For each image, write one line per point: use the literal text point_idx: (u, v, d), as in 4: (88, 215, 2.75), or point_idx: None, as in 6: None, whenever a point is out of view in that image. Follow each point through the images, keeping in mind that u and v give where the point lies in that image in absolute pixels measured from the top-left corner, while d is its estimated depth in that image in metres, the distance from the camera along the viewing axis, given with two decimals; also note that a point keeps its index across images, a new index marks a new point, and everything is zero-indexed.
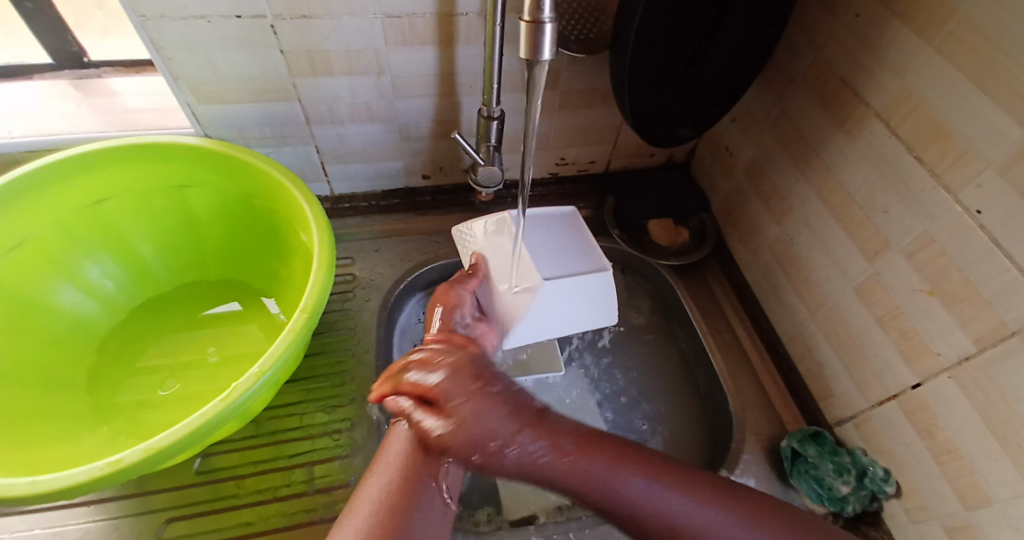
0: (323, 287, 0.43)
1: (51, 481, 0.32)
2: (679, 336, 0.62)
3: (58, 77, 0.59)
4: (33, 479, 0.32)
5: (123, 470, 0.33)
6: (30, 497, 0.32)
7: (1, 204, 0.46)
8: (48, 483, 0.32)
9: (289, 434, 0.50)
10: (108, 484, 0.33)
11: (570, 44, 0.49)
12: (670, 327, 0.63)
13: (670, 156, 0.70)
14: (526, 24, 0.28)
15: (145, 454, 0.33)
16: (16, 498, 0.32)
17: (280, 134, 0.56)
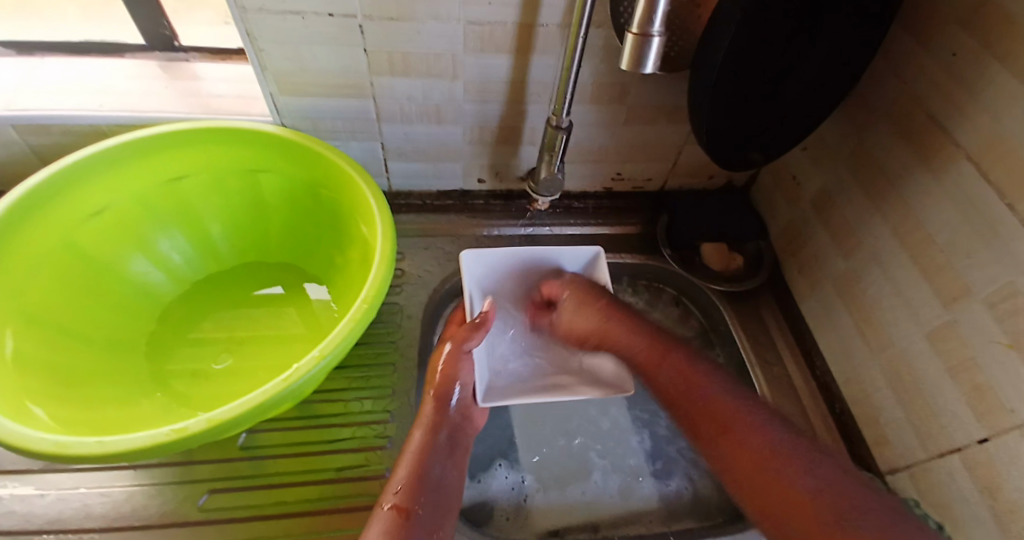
0: (383, 280, 0.44)
1: (118, 442, 0.33)
2: (721, 352, 0.63)
3: (149, 56, 0.62)
4: (102, 439, 0.33)
5: (186, 438, 0.34)
6: (99, 456, 0.33)
7: (88, 173, 0.49)
8: (113, 445, 0.33)
9: (331, 419, 0.51)
10: (170, 451, 0.34)
11: None
12: (712, 342, 0.64)
13: (730, 179, 0.69)
14: (634, 35, 0.31)
15: (209, 425, 0.34)
16: (85, 456, 0.33)
17: (351, 128, 0.57)
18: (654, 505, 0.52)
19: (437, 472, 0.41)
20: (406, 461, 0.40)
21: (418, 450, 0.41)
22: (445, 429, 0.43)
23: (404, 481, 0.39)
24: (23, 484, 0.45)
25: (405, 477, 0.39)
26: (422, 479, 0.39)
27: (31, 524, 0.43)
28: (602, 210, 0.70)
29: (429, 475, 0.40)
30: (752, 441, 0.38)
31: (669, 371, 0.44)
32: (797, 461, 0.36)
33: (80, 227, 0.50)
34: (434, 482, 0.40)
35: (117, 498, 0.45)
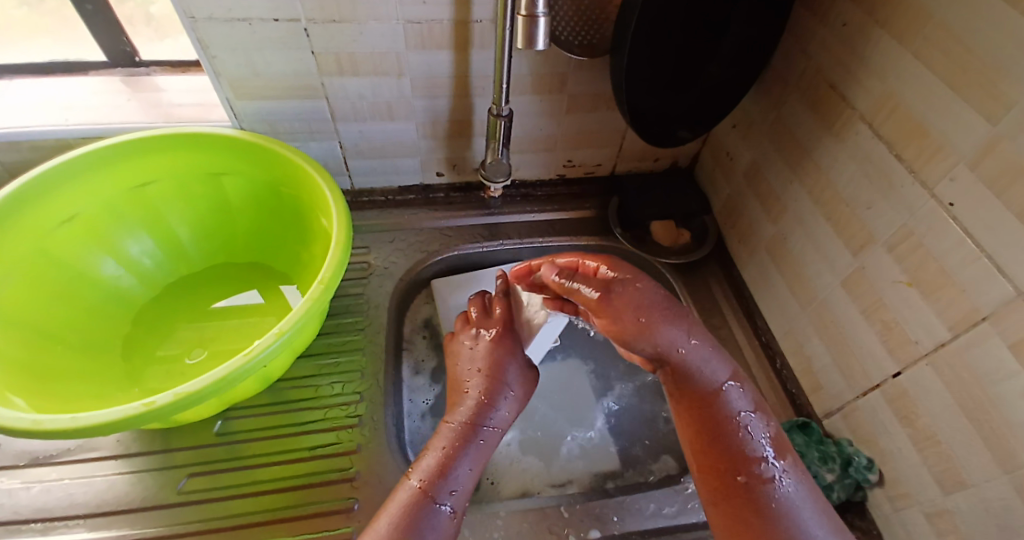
0: (340, 262, 0.47)
1: (92, 417, 0.35)
2: None
3: (110, 73, 0.64)
4: (75, 415, 0.36)
5: (156, 410, 0.36)
6: (73, 430, 0.35)
7: (58, 181, 0.51)
8: (86, 420, 0.35)
9: (303, 403, 0.53)
10: (142, 424, 0.37)
11: (573, 48, 0.52)
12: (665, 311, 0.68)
13: (674, 161, 0.72)
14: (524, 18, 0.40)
15: (177, 397, 0.37)
16: (60, 431, 0.35)
17: (308, 129, 0.61)
18: (615, 464, 0.55)
19: (468, 460, 0.41)
20: (441, 435, 0.42)
21: (454, 432, 0.42)
22: (495, 410, 0.44)
23: (433, 455, 0.41)
24: (9, 479, 0.47)
25: (433, 457, 0.41)
26: (452, 454, 0.41)
27: (19, 514, 0.45)
28: (557, 196, 0.73)
29: (459, 461, 0.41)
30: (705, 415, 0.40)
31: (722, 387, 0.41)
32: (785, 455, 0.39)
33: (51, 234, 0.53)
34: (462, 464, 0.41)
35: (101, 485, 0.47)
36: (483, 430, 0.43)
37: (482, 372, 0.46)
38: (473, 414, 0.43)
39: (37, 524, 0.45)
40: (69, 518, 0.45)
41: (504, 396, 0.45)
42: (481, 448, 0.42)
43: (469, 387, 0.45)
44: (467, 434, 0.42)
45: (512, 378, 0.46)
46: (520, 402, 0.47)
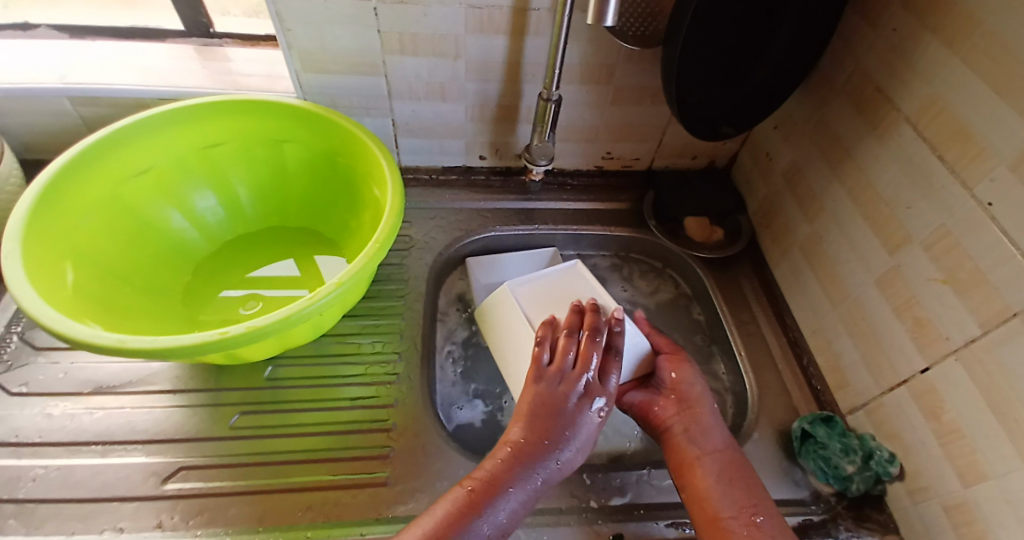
0: (393, 225, 0.50)
1: (176, 340, 0.39)
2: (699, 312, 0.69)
3: (186, 41, 0.69)
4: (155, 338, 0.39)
5: (228, 339, 0.40)
6: (154, 351, 0.39)
7: (138, 135, 0.56)
8: (167, 342, 0.39)
9: (343, 358, 0.57)
10: (212, 352, 0.40)
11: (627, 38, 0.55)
12: (691, 305, 0.70)
13: (712, 160, 0.74)
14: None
15: (248, 329, 0.40)
16: (142, 351, 0.38)
17: (365, 105, 0.65)
18: (633, 444, 0.58)
19: (517, 495, 0.40)
20: (499, 457, 0.42)
21: (512, 456, 0.42)
22: (563, 450, 0.43)
23: (489, 472, 0.41)
24: (74, 404, 0.51)
25: (485, 477, 0.41)
26: (504, 479, 0.40)
27: (81, 437, 0.49)
28: (594, 187, 0.75)
29: (511, 490, 0.40)
30: (700, 448, 0.46)
31: (708, 423, 0.48)
32: (755, 485, 0.44)
33: (128, 183, 0.57)
34: (511, 494, 0.40)
35: (157, 416, 0.51)
36: (543, 466, 0.42)
37: (563, 421, 0.44)
38: (538, 451, 0.42)
39: (98, 446, 0.49)
40: (128, 442, 0.49)
41: (574, 442, 0.44)
42: (534, 487, 0.41)
43: (545, 427, 0.43)
44: (523, 467, 0.41)
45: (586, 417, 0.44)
46: (586, 447, 0.45)
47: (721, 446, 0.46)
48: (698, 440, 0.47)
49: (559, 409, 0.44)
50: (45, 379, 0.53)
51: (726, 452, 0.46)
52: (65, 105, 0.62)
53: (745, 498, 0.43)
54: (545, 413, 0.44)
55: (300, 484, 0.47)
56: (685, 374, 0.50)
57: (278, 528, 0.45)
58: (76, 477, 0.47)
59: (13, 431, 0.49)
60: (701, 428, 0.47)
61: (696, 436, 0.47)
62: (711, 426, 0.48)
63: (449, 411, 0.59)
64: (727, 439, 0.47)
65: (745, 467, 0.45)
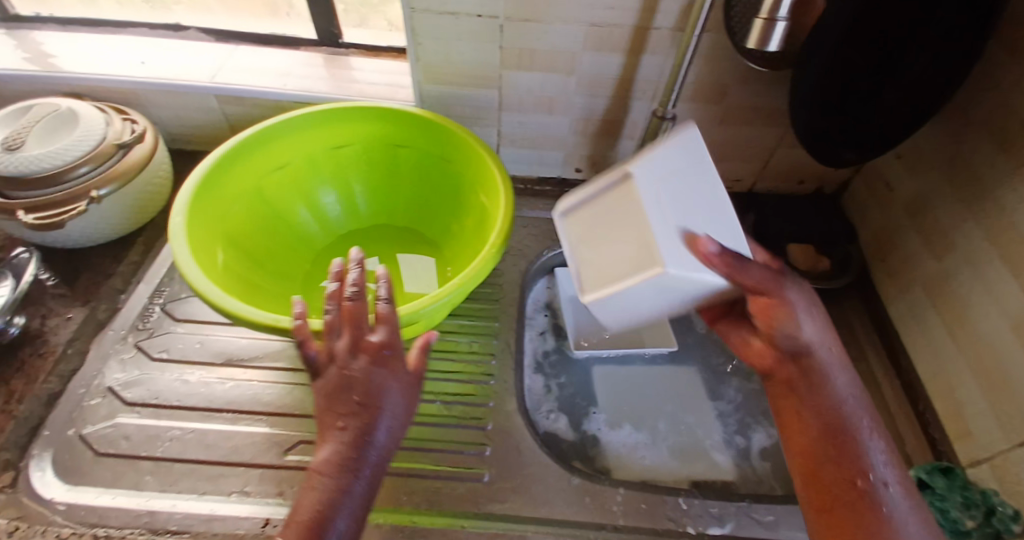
0: (505, 232, 0.52)
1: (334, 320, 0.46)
2: None
3: (317, 49, 0.75)
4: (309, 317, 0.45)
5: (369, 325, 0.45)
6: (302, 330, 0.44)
7: (279, 134, 0.61)
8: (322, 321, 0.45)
9: (444, 354, 0.63)
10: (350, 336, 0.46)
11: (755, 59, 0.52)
12: None
13: (820, 186, 0.73)
14: (763, 19, 0.41)
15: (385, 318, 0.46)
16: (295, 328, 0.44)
17: (475, 115, 0.68)
18: (730, 476, 0.57)
19: (341, 488, 0.37)
20: (328, 445, 0.39)
21: (340, 445, 0.39)
22: (369, 454, 0.39)
23: (333, 456, 0.38)
24: (208, 373, 0.57)
25: (320, 464, 0.38)
26: (354, 467, 0.38)
27: (215, 404, 0.54)
28: None
29: (344, 483, 0.37)
30: (817, 416, 0.40)
31: (833, 383, 0.41)
32: (863, 447, 0.38)
33: (267, 176, 0.63)
34: (342, 510, 0.36)
35: (281, 390, 0.56)
36: (370, 467, 0.39)
37: (357, 402, 0.41)
38: (345, 458, 0.38)
39: (229, 414, 0.54)
40: (255, 414, 0.54)
41: (384, 427, 0.40)
42: (361, 483, 0.38)
43: (338, 420, 0.40)
44: (344, 478, 0.37)
45: (389, 402, 0.41)
46: (398, 427, 0.41)
47: (819, 404, 0.40)
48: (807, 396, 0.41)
49: (345, 383, 0.41)
50: (184, 347, 0.58)
51: (848, 413, 0.40)
52: (213, 103, 0.69)
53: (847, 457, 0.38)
54: (334, 394, 0.41)
55: (407, 468, 0.53)
56: (818, 326, 0.41)
57: (385, 508, 0.50)
58: (210, 440, 0.52)
59: (156, 393, 0.54)
60: (824, 395, 0.40)
61: (814, 392, 0.41)
62: (834, 382, 0.41)
63: (536, 415, 0.62)
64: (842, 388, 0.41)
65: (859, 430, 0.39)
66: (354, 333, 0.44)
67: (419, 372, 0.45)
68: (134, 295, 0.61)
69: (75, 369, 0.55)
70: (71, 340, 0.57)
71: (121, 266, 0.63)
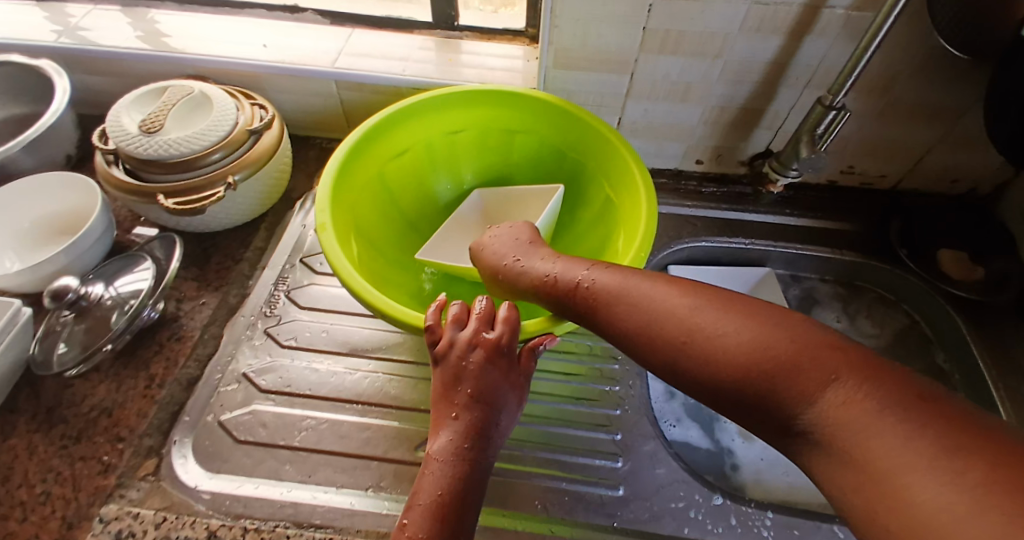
0: (649, 233, 0.49)
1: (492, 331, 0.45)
2: (940, 354, 0.62)
3: (430, 32, 0.74)
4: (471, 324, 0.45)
5: None
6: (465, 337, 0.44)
7: (404, 119, 0.58)
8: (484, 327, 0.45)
9: (563, 355, 0.59)
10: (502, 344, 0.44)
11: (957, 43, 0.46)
12: (931, 348, 0.63)
13: (974, 186, 0.65)
14: None
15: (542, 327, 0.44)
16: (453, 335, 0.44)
17: (599, 102, 0.64)
18: None
19: (460, 471, 0.39)
20: (444, 433, 0.41)
21: (455, 431, 0.41)
22: (479, 441, 0.41)
23: (448, 443, 0.40)
24: (334, 362, 0.56)
25: (439, 452, 0.40)
26: (467, 456, 0.40)
27: (344, 394, 0.54)
28: (822, 203, 0.69)
29: (462, 467, 0.39)
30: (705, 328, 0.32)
31: (636, 288, 0.37)
32: (845, 369, 0.27)
33: (389, 164, 0.60)
34: (460, 493, 0.38)
35: (405, 384, 0.55)
36: (479, 456, 0.40)
37: (470, 395, 0.43)
38: (458, 445, 0.40)
39: (358, 406, 0.53)
40: (383, 407, 0.53)
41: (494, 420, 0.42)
42: (476, 469, 0.40)
43: (453, 412, 0.42)
44: (459, 463, 0.39)
45: (502, 399, 0.43)
46: (505, 423, 0.44)
47: (691, 330, 0.33)
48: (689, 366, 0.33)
49: (460, 374, 0.43)
50: (310, 335, 0.58)
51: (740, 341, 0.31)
52: (331, 88, 0.69)
53: (813, 389, 0.27)
54: (449, 386, 0.43)
55: (541, 475, 0.50)
56: (557, 262, 0.45)
57: (521, 514, 0.48)
58: (344, 431, 0.51)
59: (288, 381, 0.54)
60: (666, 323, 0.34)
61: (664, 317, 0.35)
62: (692, 319, 0.33)
63: (662, 424, 0.59)
64: (738, 330, 0.31)
65: (842, 370, 0.27)
66: (478, 327, 0.45)
67: (527, 370, 0.46)
68: (260, 282, 0.61)
69: (210, 353, 0.55)
70: (207, 325, 0.57)
71: (247, 252, 0.63)
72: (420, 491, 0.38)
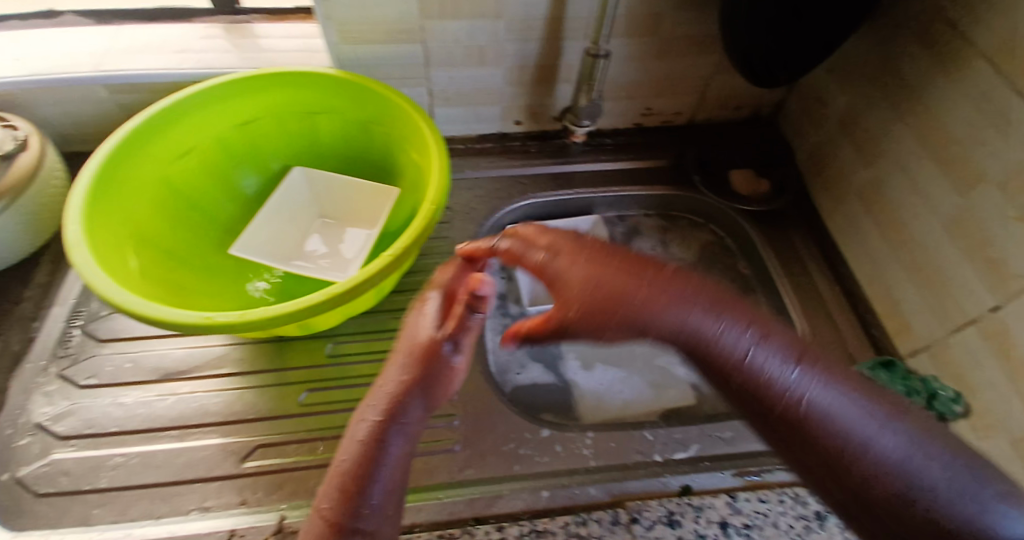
0: (443, 187, 0.51)
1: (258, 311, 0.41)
2: (744, 263, 0.68)
3: (215, 20, 0.68)
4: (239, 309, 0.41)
5: (304, 307, 0.41)
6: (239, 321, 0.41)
7: (176, 118, 0.54)
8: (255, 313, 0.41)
9: (400, 331, 0.60)
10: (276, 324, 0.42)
11: None
12: (735, 255, 0.69)
13: (755, 110, 0.72)
14: None
15: (324, 296, 0.42)
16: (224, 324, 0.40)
17: (400, 76, 0.62)
18: (691, 399, 0.62)
19: (398, 435, 0.33)
20: (375, 399, 0.35)
21: (395, 391, 0.35)
22: (409, 409, 0.34)
23: (382, 404, 0.34)
24: (145, 392, 0.53)
25: (371, 418, 0.34)
26: (398, 412, 0.34)
27: (160, 422, 0.51)
28: (633, 145, 0.74)
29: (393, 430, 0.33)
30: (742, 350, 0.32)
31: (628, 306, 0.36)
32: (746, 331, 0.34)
33: (172, 165, 0.56)
34: (381, 458, 0.33)
35: (226, 398, 0.53)
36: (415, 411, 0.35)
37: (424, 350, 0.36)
38: (390, 404, 0.34)
39: (175, 432, 0.51)
40: (204, 425, 0.51)
41: (444, 382, 0.36)
42: (408, 425, 0.34)
43: (397, 375, 0.35)
44: (379, 432, 0.33)
45: (463, 346, 0.37)
46: (458, 365, 0.37)
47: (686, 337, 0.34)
48: (827, 427, 0.28)
49: (432, 341, 0.37)
50: (112, 369, 0.54)
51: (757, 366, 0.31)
52: (101, 94, 0.62)
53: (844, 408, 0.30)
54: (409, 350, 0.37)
55: None
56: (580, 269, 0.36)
57: None
58: (159, 460, 0.49)
59: (89, 422, 0.51)
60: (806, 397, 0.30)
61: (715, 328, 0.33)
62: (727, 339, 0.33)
63: (507, 375, 0.62)
64: None
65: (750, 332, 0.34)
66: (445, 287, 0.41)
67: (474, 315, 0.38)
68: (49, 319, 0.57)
69: None
70: None
71: (28, 289, 0.59)
72: (342, 466, 0.32)
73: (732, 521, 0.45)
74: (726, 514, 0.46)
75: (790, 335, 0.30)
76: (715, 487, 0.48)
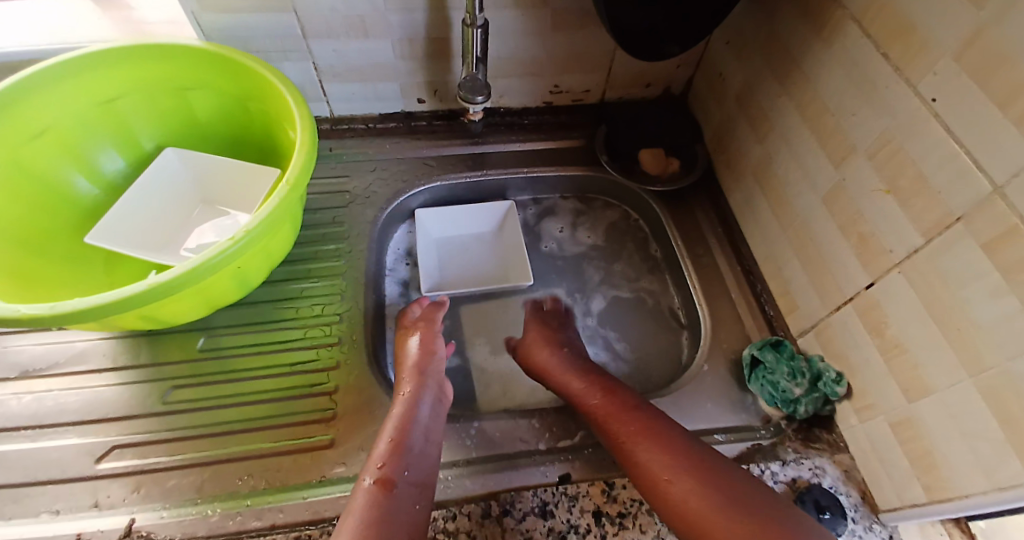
0: (306, 164, 0.46)
1: (71, 303, 0.37)
2: (653, 245, 0.67)
3: None
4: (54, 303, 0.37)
5: (128, 299, 0.38)
6: (55, 316, 0.36)
7: (23, 97, 0.50)
8: (67, 305, 0.37)
9: (288, 322, 0.55)
10: (98, 317, 0.38)
11: None
12: (647, 237, 0.68)
13: (667, 87, 0.71)
14: None
15: (152, 286, 0.38)
16: (39, 319, 0.36)
17: (281, 47, 0.58)
18: None
19: (414, 447, 0.41)
20: (388, 431, 0.42)
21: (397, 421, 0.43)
22: (417, 413, 0.44)
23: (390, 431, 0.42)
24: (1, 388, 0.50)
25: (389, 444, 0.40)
26: (404, 428, 0.42)
27: (11, 421, 0.48)
28: (545, 123, 0.71)
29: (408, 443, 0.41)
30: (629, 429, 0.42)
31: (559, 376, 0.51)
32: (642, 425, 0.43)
33: (24, 148, 0.52)
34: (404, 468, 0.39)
35: (87, 395, 0.50)
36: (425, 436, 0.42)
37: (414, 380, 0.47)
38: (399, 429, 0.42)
39: (29, 431, 0.47)
40: (59, 424, 0.48)
41: (437, 391, 0.47)
42: (421, 445, 0.41)
43: (401, 390, 0.46)
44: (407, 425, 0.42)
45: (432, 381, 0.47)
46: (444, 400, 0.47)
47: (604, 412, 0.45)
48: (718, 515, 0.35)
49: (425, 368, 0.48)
50: None
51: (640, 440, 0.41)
52: None
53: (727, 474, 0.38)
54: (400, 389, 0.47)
55: (243, 452, 0.46)
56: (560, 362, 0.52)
57: (220, 497, 0.44)
58: (8, 461, 0.46)
59: None
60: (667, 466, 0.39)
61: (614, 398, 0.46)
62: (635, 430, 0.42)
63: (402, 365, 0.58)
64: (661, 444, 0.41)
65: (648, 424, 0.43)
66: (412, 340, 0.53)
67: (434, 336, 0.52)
68: None
69: None
70: None
71: None
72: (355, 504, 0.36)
73: (606, 509, 0.42)
74: (600, 503, 0.42)
75: (638, 425, 0.42)
76: (593, 473, 0.45)
